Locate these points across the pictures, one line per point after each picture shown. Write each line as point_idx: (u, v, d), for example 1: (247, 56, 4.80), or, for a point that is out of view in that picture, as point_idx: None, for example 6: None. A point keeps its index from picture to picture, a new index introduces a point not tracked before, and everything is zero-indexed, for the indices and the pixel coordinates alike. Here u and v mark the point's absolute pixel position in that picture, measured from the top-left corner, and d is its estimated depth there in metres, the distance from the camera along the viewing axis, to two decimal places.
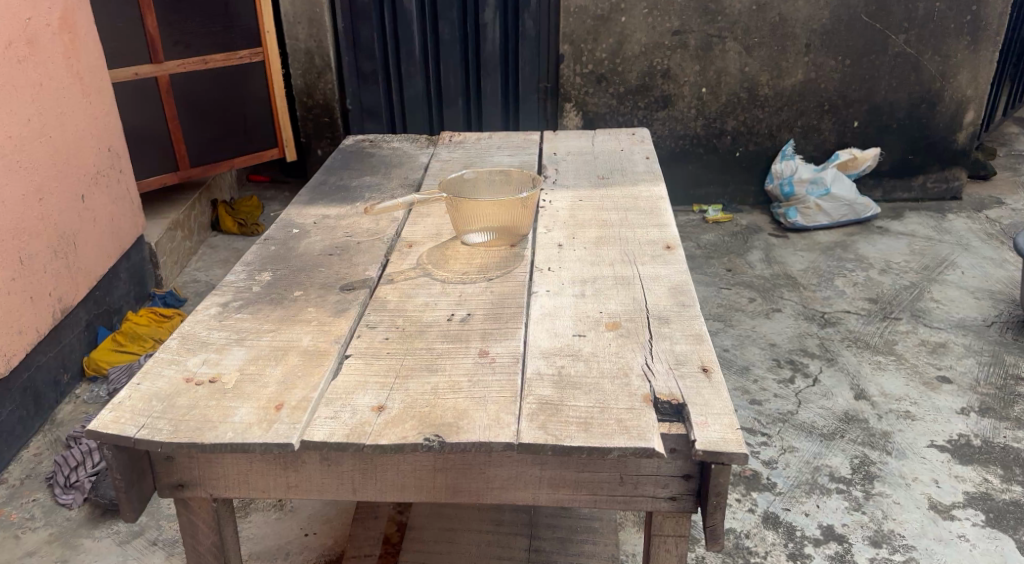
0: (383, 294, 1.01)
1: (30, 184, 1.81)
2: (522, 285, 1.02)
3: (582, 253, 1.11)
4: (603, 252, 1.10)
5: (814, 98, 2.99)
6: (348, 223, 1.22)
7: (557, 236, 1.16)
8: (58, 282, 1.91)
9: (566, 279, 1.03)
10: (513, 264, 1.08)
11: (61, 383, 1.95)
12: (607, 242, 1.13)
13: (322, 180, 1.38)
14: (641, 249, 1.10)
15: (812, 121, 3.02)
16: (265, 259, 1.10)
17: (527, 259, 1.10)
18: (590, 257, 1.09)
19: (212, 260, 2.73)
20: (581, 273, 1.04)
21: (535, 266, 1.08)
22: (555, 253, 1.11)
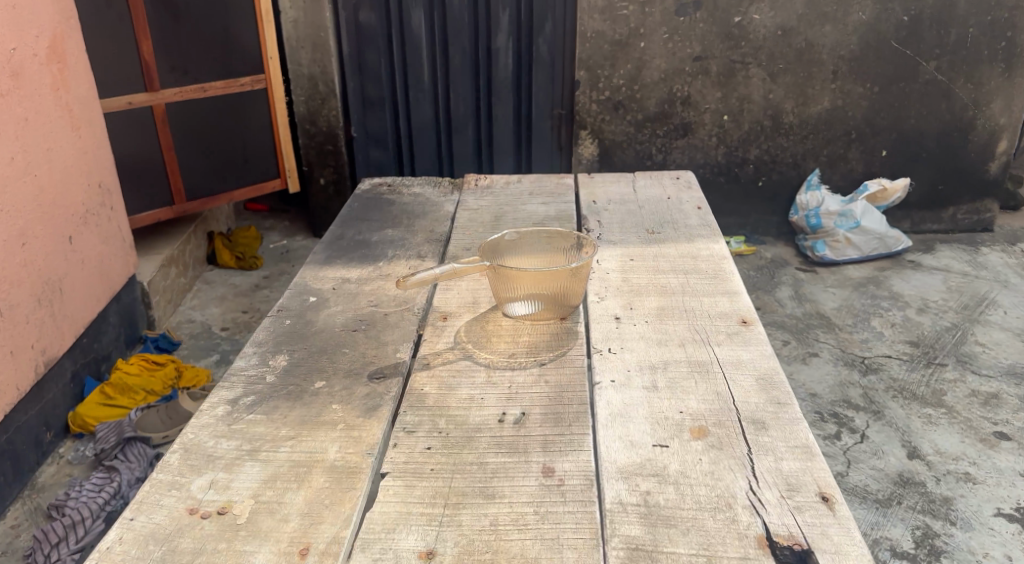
0: (419, 385, 0.86)
1: (11, 228, 1.66)
2: (580, 372, 0.87)
3: (644, 329, 0.95)
4: (669, 328, 0.95)
5: (840, 126, 2.86)
6: (372, 289, 1.07)
7: (612, 306, 1.01)
8: (41, 333, 1.75)
9: (632, 364, 0.88)
10: (567, 344, 0.94)
11: (44, 443, 1.78)
12: (672, 315, 0.98)
13: (339, 233, 1.24)
14: (713, 325, 0.95)
15: (839, 150, 2.90)
16: (279, 338, 0.95)
17: (581, 337, 0.95)
18: (655, 335, 0.94)
19: (210, 297, 2.58)
20: (649, 357, 0.89)
21: (591, 347, 0.93)
22: (613, 329, 0.96)
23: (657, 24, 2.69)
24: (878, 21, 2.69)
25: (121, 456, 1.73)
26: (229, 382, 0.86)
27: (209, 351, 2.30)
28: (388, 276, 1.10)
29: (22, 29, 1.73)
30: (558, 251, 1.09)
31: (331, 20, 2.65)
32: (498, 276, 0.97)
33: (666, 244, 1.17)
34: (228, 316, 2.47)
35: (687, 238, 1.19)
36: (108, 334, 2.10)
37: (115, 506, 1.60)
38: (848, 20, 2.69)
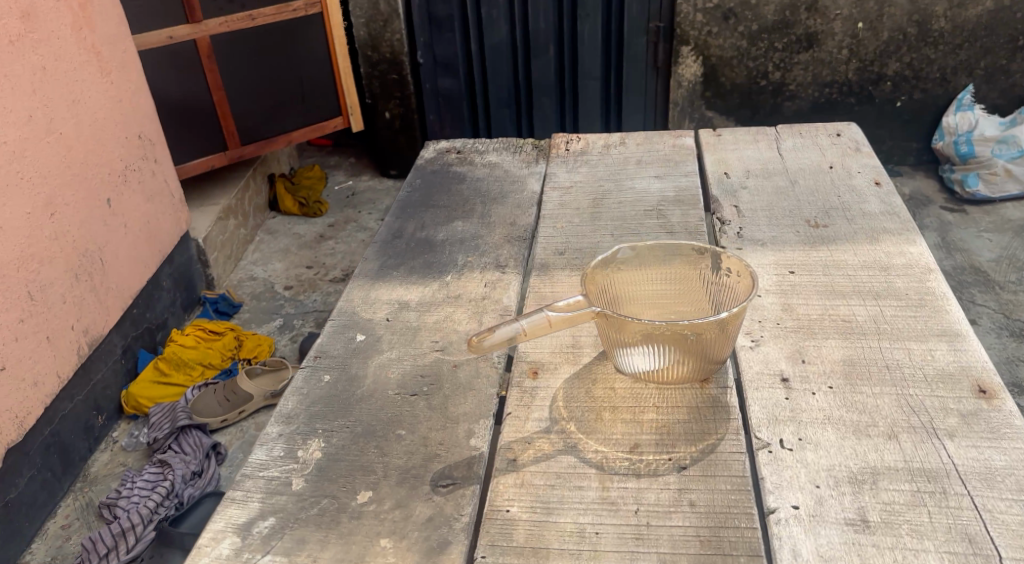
0: (505, 505, 0.60)
1: (37, 198, 1.47)
2: (742, 489, 0.60)
3: (829, 403, 0.68)
4: (869, 404, 0.67)
5: (1006, 31, 2.33)
6: (437, 322, 0.80)
7: (778, 358, 0.73)
8: (83, 311, 1.59)
9: (823, 475, 0.61)
10: (715, 429, 0.65)
11: (95, 428, 1.65)
12: (868, 377, 0.70)
13: (397, 226, 0.99)
14: (938, 398, 0.67)
15: (1001, 60, 2.38)
16: (314, 409, 0.70)
17: (737, 416, 0.66)
18: (850, 417, 0.66)
19: (271, 250, 2.41)
20: (845, 461, 0.62)
21: (754, 437, 0.65)
22: (783, 402, 0.68)
23: None
24: None
25: (176, 447, 1.58)
26: (241, 493, 0.61)
27: (271, 314, 2.12)
28: (457, 299, 0.83)
29: None
30: (692, 268, 0.81)
31: None
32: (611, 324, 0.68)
33: (839, 246, 0.90)
34: (292, 272, 2.30)
35: (866, 235, 0.91)
36: (161, 301, 1.93)
37: (169, 507, 1.45)
38: None
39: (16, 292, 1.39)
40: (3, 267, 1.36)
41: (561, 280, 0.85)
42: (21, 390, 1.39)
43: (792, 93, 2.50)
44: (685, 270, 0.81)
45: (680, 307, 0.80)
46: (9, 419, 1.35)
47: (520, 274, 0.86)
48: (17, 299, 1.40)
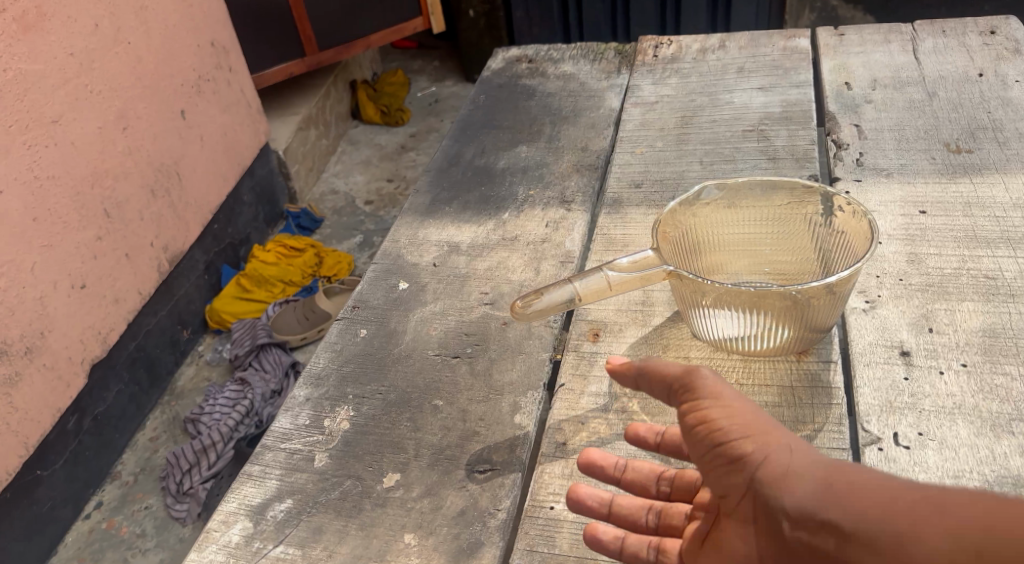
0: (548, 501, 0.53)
1: (108, 112, 1.44)
2: None
3: (961, 389, 0.56)
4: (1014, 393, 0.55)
5: None
6: (489, 270, 0.70)
7: (899, 327, 0.61)
8: (161, 228, 1.59)
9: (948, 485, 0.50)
10: (811, 419, 0.54)
11: (181, 342, 1.70)
12: (1012, 354, 0.57)
13: (456, 150, 0.89)
14: None
15: None
16: (347, 370, 0.62)
17: (841, 402, 0.55)
18: (989, 408, 0.54)
19: (353, 162, 2.37)
20: (979, 471, 0.50)
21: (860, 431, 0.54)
22: (902, 385, 0.57)
23: None
24: None
25: (256, 365, 1.63)
26: (259, 468, 0.55)
27: (352, 231, 2.11)
28: (513, 243, 0.72)
29: None
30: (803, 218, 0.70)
31: None
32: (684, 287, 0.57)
33: (982, 179, 0.75)
34: (373, 186, 2.26)
35: (1021, 162, 0.76)
36: (242, 216, 1.93)
37: (250, 426, 1.50)
38: None
39: (91, 209, 1.39)
40: (77, 185, 1.36)
41: (635, 221, 0.74)
42: (102, 307, 1.41)
43: None
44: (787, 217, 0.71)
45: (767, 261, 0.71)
46: (94, 335, 1.39)
47: (587, 214, 0.75)
48: (94, 217, 1.40)
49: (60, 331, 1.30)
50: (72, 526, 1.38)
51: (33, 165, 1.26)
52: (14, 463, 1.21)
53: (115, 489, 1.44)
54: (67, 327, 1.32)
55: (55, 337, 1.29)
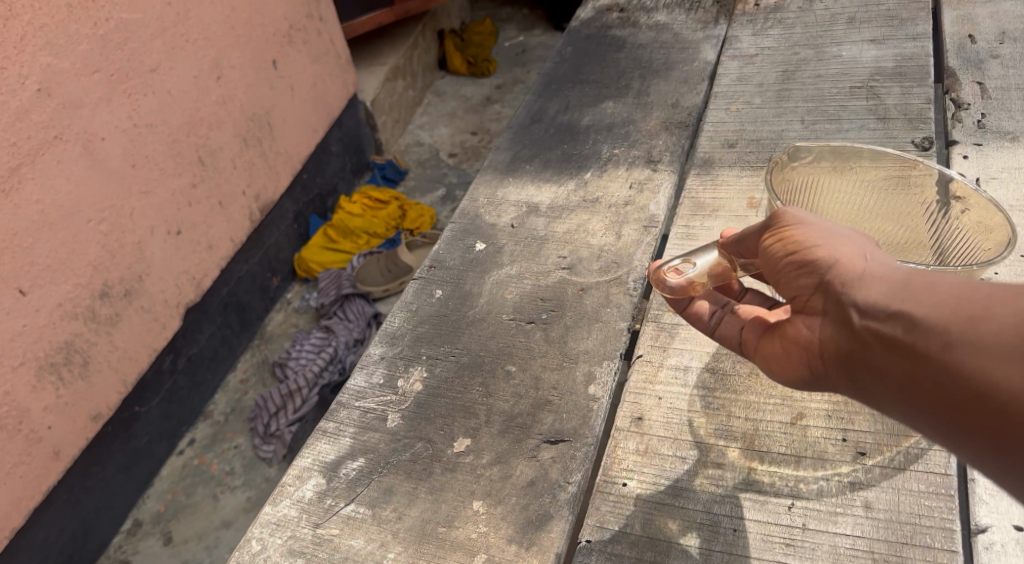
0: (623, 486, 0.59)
1: (203, 60, 1.48)
2: None
3: None
4: None
5: None
6: (569, 233, 0.68)
7: None
8: (252, 177, 1.64)
9: None
10: None
11: (270, 289, 1.76)
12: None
13: (541, 107, 0.86)
14: None
15: None
16: (421, 330, 0.62)
17: None
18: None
19: (438, 113, 2.36)
20: None
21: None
22: None
23: None
24: None
25: (341, 314, 1.69)
26: (334, 425, 0.57)
27: (436, 183, 2.12)
28: (594, 203, 0.70)
29: None
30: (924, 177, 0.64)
31: None
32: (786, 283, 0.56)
33: None
34: (457, 138, 2.25)
35: None
36: (330, 166, 1.96)
37: (333, 372, 1.55)
38: None
39: (185, 157, 1.44)
40: (172, 132, 1.41)
41: (727, 185, 0.72)
42: (196, 253, 1.47)
43: None
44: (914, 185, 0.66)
45: (893, 231, 0.66)
46: (188, 280, 1.45)
47: (675, 176, 0.71)
48: (188, 165, 1.45)
49: (157, 275, 1.37)
50: (169, 458, 1.47)
51: (132, 113, 1.31)
52: (115, 399, 1.29)
53: (208, 427, 1.53)
54: (164, 271, 1.38)
55: (153, 281, 1.36)
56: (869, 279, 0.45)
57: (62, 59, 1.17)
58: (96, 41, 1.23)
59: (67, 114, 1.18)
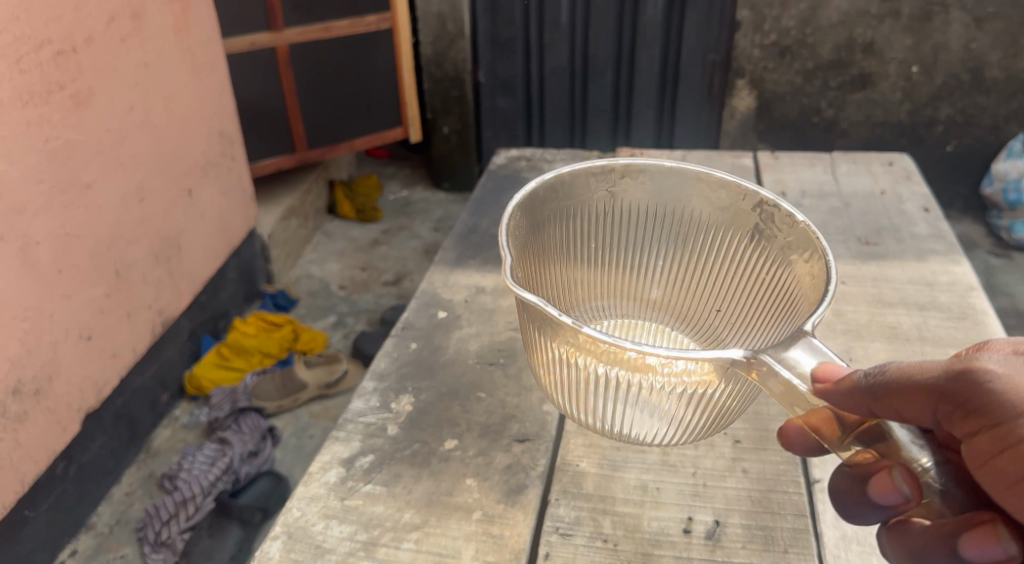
0: None
1: (129, 183, 1.56)
2: (790, 461, 0.65)
3: None
4: None
5: None
6: (511, 306, 0.88)
7: None
8: (159, 292, 1.69)
9: None
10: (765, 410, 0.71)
11: (160, 404, 1.77)
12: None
13: (471, 223, 1.08)
14: None
15: None
16: (404, 370, 0.78)
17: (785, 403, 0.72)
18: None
19: (327, 251, 2.54)
20: None
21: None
22: None
23: None
24: None
25: (235, 427, 1.70)
26: (344, 433, 0.70)
27: (326, 311, 2.26)
28: None
29: None
30: (762, 287, 0.76)
31: None
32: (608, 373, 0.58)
33: (888, 261, 0.94)
34: (347, 273, 2.43)
35: (913, 254, 0.96)
36: (226, 290, 2.05)
37: (227, 481, 1.55)
38: None
39: (105, 268, 1.50)
40: (96, 245, 1.47)
41: None
42: (101, 360, 1.49)
43: (844, 132, 2.37)
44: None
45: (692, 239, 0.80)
46: (90, 385, 1.46)
47: None
48: (105, 275, 1.50)
49: (65, 377, 1.38)
50: None
51: (66, 223, 1.38)
52: (9, 500, 1.26)
53: (89, 539, 1.48)
54: (71, 374, 1.40)
55: (60, 383, 1.37)
56: None
57: (14, 168, 1.25)
58: (42, 155, 1.31)
59: (8, 220, 1.25)
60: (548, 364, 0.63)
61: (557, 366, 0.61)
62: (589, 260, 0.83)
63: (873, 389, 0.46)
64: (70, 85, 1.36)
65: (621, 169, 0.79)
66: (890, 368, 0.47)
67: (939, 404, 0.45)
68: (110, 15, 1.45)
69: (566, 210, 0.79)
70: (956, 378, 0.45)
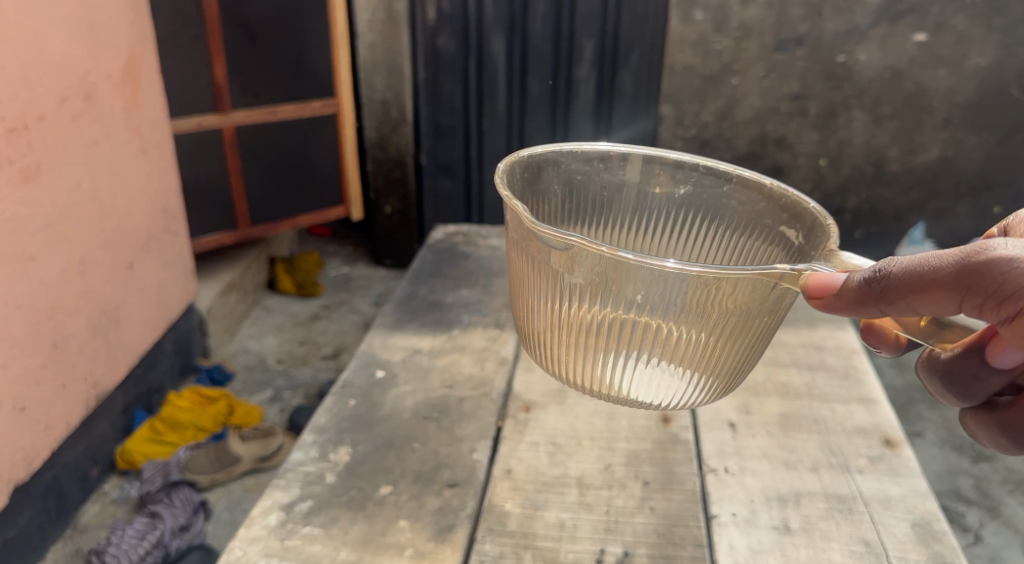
0: None
1: (72, 256, 1.56)
2: (692, 499, 0.73)
3: (767, 444, 0.80)
4: (798, 443, 0.80)
5: (950, 177, 2.40)
6: (445, 365, 0.95)
7: (724, 408, 0.86)
8: (96, 363, 1.68)
9: (756, 493, 0.74)
10: (672, 458, 0.78)
11: (89, 479, 1.73)
12: (799, 427, 0.83)
13: (410, 291, 1.15)
14: (852, 443, 0.81)
15: (946, 204, 2.44)
16: (343, 424, 0.83)
17: (691, 449, 0.79)
18: (780, 453, 0.79)
19: (266, 326, 2.55)
20: (774, 484, 0.75)
21: (703, 463, 0.78)
22: (729, 440, 0.81)
23: (753, 59, 2.30)
24: (1002, 65, 2.23)
25: (167, 500, 1.68)
26: (285, 480, 0.74)
27: (264, 385, 2.26)
28: (459, 349, 0.98)
29: (100, 50, 1.55)
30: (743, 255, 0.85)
31: (408, 45, 2.34)
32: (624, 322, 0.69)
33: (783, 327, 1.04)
34: (285, 347, 2.44)
35: (806, 320, 1.07)
36: (162, 364, 2.04)
37: (156, 557, 1.54)
38: (965, 64, 2.24)
39: (43, 338, 1.49)
40: (36, 315, 1.47)
41: None
42: (32, 432, 1.47)
43: None
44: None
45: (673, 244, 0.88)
46: (20, 457, 1.44)
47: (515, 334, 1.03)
48: (42, 347, 1.49)
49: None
50: None
51: (5, 297, 1.37)
52: None
53: None
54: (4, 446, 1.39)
55: None
56: None
57: None
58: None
59: None
60: (564, 333, 0.73)
61: (571, 329, 0.72)
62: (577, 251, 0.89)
63: (878, 286, 0.60)
64: (20, 162, 1.35)
65: (616, 159, 0.89)
66: (900, 266, 0.60)
67: (955, 292, 0.58)
68: (64, 95, 1.45)
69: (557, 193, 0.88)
70: (960, 267, 0.58)
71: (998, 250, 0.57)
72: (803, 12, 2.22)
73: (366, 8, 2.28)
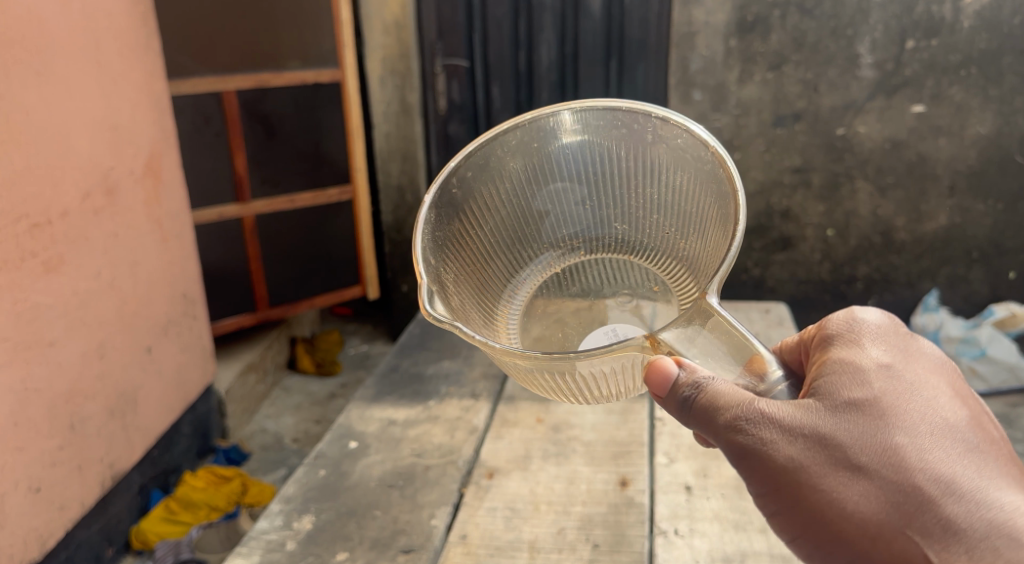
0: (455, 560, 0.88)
1: (90, 341, 1.55)
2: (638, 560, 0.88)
3: (720, 506, 0.97)
4: (750, 505, 0.97)
5: (960, 245, 2.20)
6: (416, 435, 1.13)
7: (682, 472, 1.04)
8: (111, 446, 1.63)
9: (703, 553, 0.89)
10: (625, 519, 0.94)
11: (104, 560, 1.69)
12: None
13: (394, 364, 1.35)
14: None
15: (958, 271, 2.23)
16: (309, 494, 1.00)
17: (644, 512, 0.95)
18: (732, 515, 0.95)
19: (284, 405, 2.58)
20: (721, 547, 0.90)
21: (655, 525, 0.94)
22: (683, 503, 0.97)
23: (753, 135, 2.18)
24: (1002, 135, 2.07)
25: None
26: (248, 548, 0.91)
27: (278, 464, 2.26)
28: (433, 420, 1.16)
29: (122, 146, 1.64)
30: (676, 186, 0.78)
31: (422, 134, 2.34)
32: (551, 374, 0.65)
33: None
34: (301, 426, 2.47)
35: None
36: (180, 445, 1.99)
37: None
38: (965, 133, 2.08)
39: (60, 421, 1.46)
40: (54, 398, 1.44)
41: (524, 409, 1.19)
42: (48, 512, 1.43)
43: None
44: (631, 418, 1.16)
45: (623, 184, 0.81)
46: (33, 537, 1.39)
47: (489, 403, 1.21)
48: (58, 429, 1.46)
49: (9, 527, 1.32)
50: None
51: (24, 379, 1.36)
52: None
53: None
54: (17, 528, 1.34)
55: (5, 534, 1.31)
56: (839, 538, 0.58)
57: None
58: (9, 317, 1.31)
59: None
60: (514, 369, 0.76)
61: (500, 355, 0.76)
62: (520, 244, 0.84)
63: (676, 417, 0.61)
64: (43, 253, 1.39)
65: (512, 134, 0.81)
66: (710, 398, 0.59)
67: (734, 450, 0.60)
68: (86, 191, 1.52)
69: (472, 195, 0.81)
70: (723, 431, 0.60)
71: (785, 420, 0.59)
72: (799, 88, 2.12)
73: (382, 100, 2.33)
